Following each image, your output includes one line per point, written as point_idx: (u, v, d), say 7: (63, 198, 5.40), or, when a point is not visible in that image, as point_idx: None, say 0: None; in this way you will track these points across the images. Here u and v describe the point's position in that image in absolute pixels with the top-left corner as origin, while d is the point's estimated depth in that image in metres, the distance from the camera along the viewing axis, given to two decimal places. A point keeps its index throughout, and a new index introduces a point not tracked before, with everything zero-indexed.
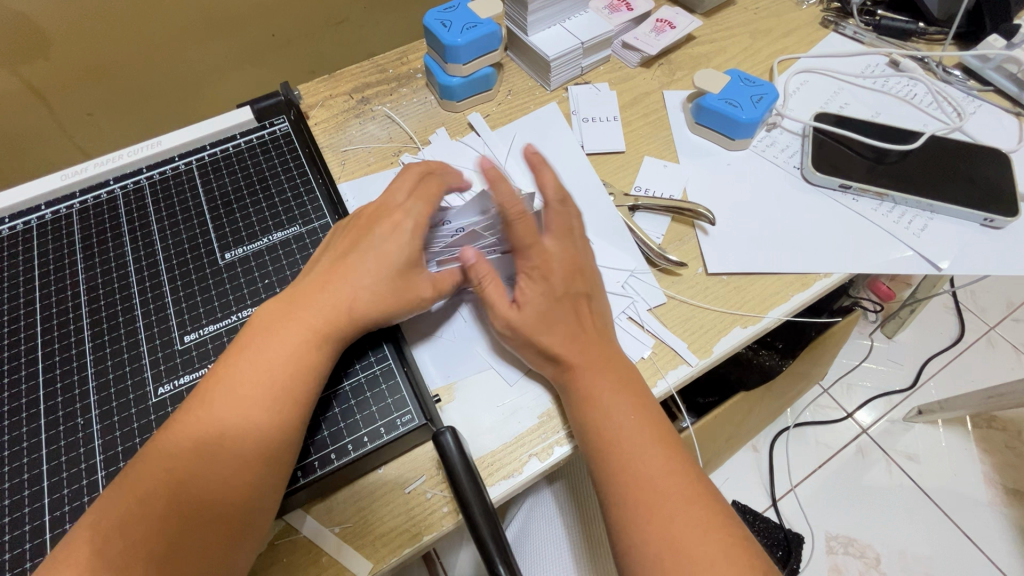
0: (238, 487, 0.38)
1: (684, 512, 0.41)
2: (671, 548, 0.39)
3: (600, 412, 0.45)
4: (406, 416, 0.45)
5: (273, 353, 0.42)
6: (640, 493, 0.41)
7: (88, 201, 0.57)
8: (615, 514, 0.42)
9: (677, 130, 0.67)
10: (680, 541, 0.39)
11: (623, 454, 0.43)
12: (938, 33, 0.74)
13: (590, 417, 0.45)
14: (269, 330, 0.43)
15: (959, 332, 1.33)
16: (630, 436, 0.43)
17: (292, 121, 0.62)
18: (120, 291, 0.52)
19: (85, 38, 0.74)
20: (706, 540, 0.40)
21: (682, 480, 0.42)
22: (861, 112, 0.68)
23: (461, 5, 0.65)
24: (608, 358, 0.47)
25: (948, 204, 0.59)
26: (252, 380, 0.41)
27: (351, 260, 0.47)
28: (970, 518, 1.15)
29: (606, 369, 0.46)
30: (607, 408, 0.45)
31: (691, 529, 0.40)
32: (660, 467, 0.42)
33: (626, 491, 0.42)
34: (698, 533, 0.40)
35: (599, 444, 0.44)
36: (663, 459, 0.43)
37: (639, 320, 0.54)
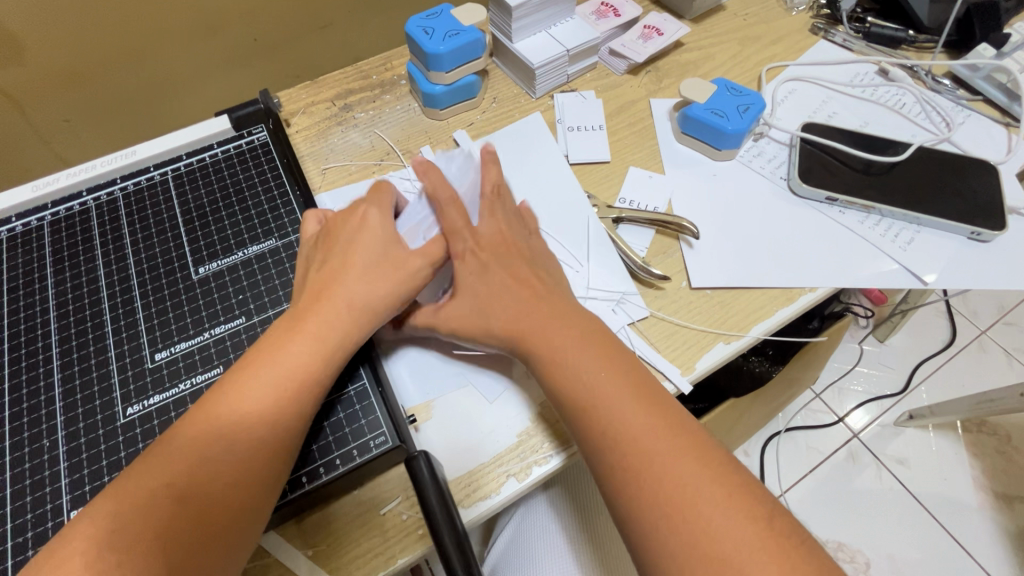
0: (241, 482, 0.38)
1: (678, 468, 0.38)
2: (667, 509, 0.37)
3: (572, 374, 0.43)
4: (379, 438, 0.44)
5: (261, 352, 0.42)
6: (625, 454, 0.39)
7: (60, 213, 0.56)
8: (607, 480, 0.40)
9: (664, 139, 0.66)
10: (677, 501, 0.37)
11: (603, 418, 0.41)
12: (929, 41, 0.73)
13: (562, 381, 0.43)
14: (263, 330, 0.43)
15: (949, 336, 1.33)
16: (608, 399, 0.41)
17: (270, 130, 0.61)
18: (90, 307, 0.51)
19: (61, 43, 0.72)
20: (706, 496, 0.37)
21: (672, 437, 0.39)
22: (849, 122, 0.67)
23: (445, 11, 0.64)
24: (568, 318, 0.46)
25: (935, 217, 0.58)
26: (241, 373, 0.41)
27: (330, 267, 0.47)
28: (958, 522, 1.15)
29: (567, 330, 0.45)
30: (577, 370, 0.43)
31: (687, 484, 0.37)
32: (644, 424, 0.40)
33: (611, 454, 0.40)
34: (695, 488, 0.37)
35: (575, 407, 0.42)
36: (648, 417, 0.40)
37: (631, 345, 0.52)
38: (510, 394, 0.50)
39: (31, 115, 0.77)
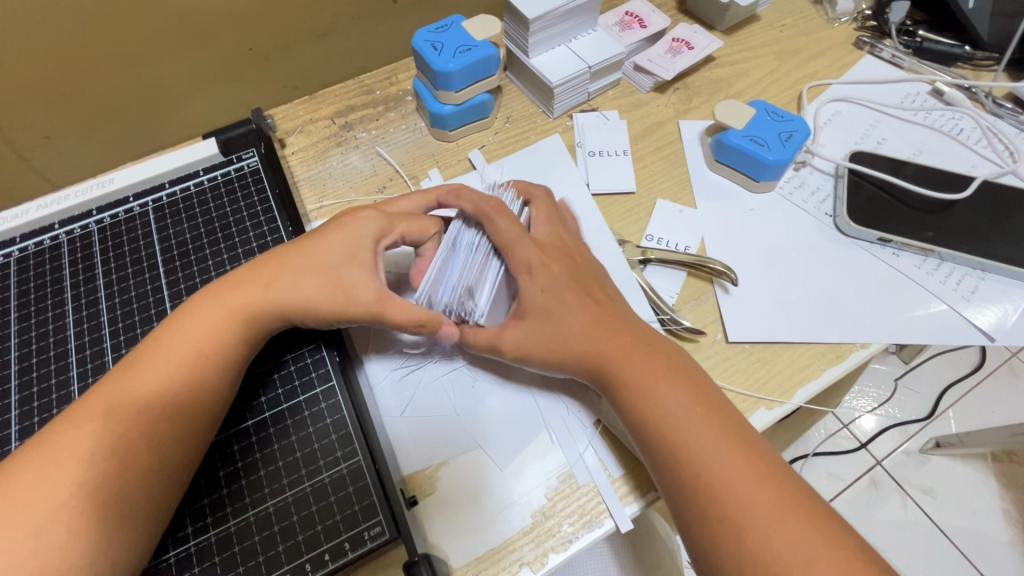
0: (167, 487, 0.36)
1: (780, 514, 0.35)
2: (773, 562, 0.34)
3: (655, 404, 0.40)
4: (375, 528, 0.38)
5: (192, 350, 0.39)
6: (719, 496, 0.36)
7: (28, 249, 0.51)
8: (694, 521, 0.37)
9: (695, 167, 0.60)
10: (782, 552, 0.34)
11: (690, 454, 0.38)
12: (987, 59, 0.66)
13: (644, 411, 0.40)
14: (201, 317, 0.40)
15: (980, 359, 1.26)
16: (694, 434, 0.38)
17: (262, 155, 0.56)
18: (56, 359, 0.46)
19: (41, 55, 0.67)
20: (814, 546, 0.34)
21: (767, 480, 0.37)
22: (899, 149, 0.61)
23: (455, 23, 0.58)
24: (643, 340, 0.43)
25: (1003, 264, 0.52)
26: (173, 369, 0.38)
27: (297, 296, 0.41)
28: (988, 559, 1.09)
29: (646, 357, 0.42)
30: (662, 399, 0.40)
31: (792, 534, 0.34)
32: (737, 463, 0.37)
33: (701, 494, 0.37)
34: (799, 538, 0.34)
35: (657, 440, 0.39)
36: (740, 456, 0.37)
37: None
38: (521, 463, 0.44)
39: (10, 129, 0.72)
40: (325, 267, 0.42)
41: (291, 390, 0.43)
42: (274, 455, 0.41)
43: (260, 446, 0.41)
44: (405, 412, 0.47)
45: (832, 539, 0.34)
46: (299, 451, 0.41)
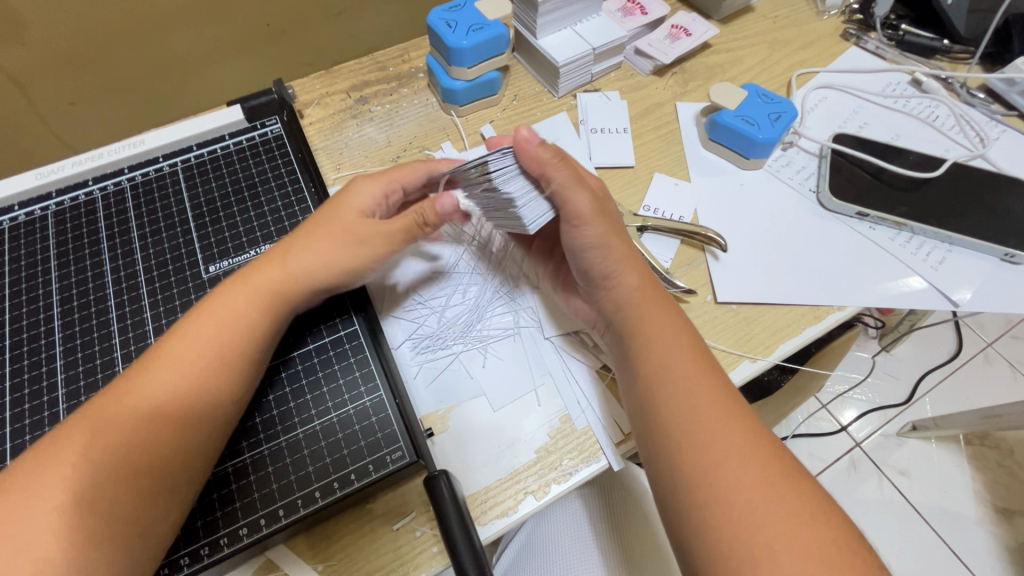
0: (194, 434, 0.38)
1: (746, 474, 0.37)
2: (731, 520, 0.35)
3: (653, 362, 0.42)
4: (396, 453, 0.43)
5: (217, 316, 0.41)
6: (690, 448, 0.38)
7: (65, 203, 0.54)
8: (663, 468, 0.40)
9: (690, 145, 0.64)
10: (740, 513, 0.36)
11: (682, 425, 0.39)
12: (964, 52, 0.71)
13: (644, 367, 0.43)
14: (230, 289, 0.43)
15: (956, 348, 1.32)
16: (696, 413, 0.39)
17: (284, 122, 0.59)
18: (96, 303, 0.49)
19: (70, 27, 0.69)
20: (772, 515, 0.35)
21: (744, 445, 0.38)
22: (879, 133, 0.66)
23: (467, 4, 0.62)
24: (660, 305, 0.45)
25: (968, 237, 0.56)
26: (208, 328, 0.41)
27: (305, 259, 0.44)
28: (956, 534, 1.15)
29: (659, 320, 0.44)
30: (661, 357, 0.42)
31: (751, 493, 0.36)
32: (714, 422, 0.39)
33: (676, 443, 0.39)
34: (758, 497, 0.36)
35: (648, 393, 0.42)
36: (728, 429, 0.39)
37: None
38: (522, 408, 0.48)
39: (32, 95, 0.74)
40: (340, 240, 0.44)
41: (319, 340, 0.47)
42: (303, 389, 0.45)
43: (288, 381, 0.45)
44: (418, 357, 0.51)
45: (791, 508, 0.35)
46: (324, 385, 0.45)
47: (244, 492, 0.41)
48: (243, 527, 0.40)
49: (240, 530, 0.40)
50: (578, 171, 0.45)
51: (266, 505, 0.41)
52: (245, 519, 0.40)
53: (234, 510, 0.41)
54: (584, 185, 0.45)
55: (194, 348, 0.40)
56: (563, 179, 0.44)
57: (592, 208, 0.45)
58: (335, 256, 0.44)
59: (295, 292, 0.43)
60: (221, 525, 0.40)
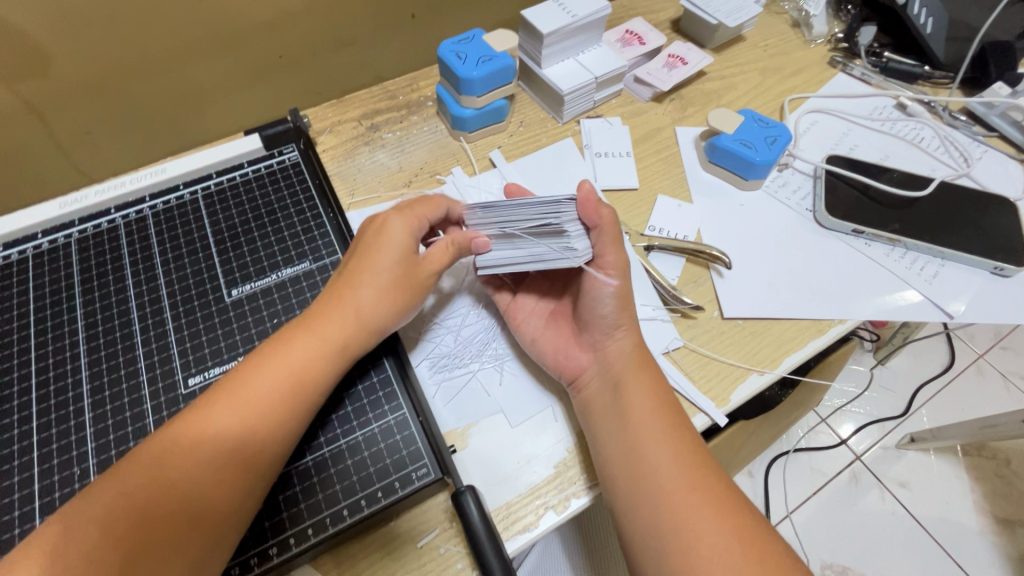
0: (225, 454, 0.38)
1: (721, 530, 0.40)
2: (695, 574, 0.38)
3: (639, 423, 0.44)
4: (422, 470, 0.44)
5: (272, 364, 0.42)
6: (669, 507, 0.41)
7: (88, 230, 0.55)
8: (640, 528, 0.41)
9: (690, 168, 0.67)
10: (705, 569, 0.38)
11: (657, 485, 0.42)
12: (944, 78, 0.75)
13: (631, 428, 0.44)
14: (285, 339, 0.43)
15: (949, 360, 1.35)
16: (667, 474, 0.42)
17: (302, 150, 0.61)
18: (120, 328, 0.50)
19: (88, 59, 0.69)
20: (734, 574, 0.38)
21: (714, 502, 0.41)
22: (870, 154, 0.69)
23: (476, 36, 0.65)
24: (644, 365, 0.48)
25: (959, 252, 0.59)
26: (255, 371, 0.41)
27: (372, 309, 0.45)
28: (959, 546, 1.15)
29: (644, 380, 0.47)
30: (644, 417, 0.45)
31: (724, 551, 0.39)
32: (686, 487, 0.41)
33: (654, 504, 0.41)
34: (721, 556, 0.39)
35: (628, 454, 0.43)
36: (699, 491, 0.41)
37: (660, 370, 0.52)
38: (539, 426, 0.50)
39: (51, 126, 0.74)
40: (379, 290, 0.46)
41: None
42: (327, 409, 0.46)
43: None
44: (436, 377, 0.52)
45: (763, 558, 0.39)
46: (349, 405, 0.46)
47: (273, 511, 0.42)
48: (273, 547, 0.41)
49: (269, 550, 0.41)
50: (619, 231, 0.48)
51: (295, 524, 0.41)
52: (273, 538, 0.41)
53: (263, 530, 0.41)
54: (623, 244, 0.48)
55: (263, 403, 0.40)
56: (603, 236, 0.47)
57: (617, 261, 0.47)
58: (402, 309, 0.47)
59: (353, 345, 0.45)
60: (251, 544, 0.41)
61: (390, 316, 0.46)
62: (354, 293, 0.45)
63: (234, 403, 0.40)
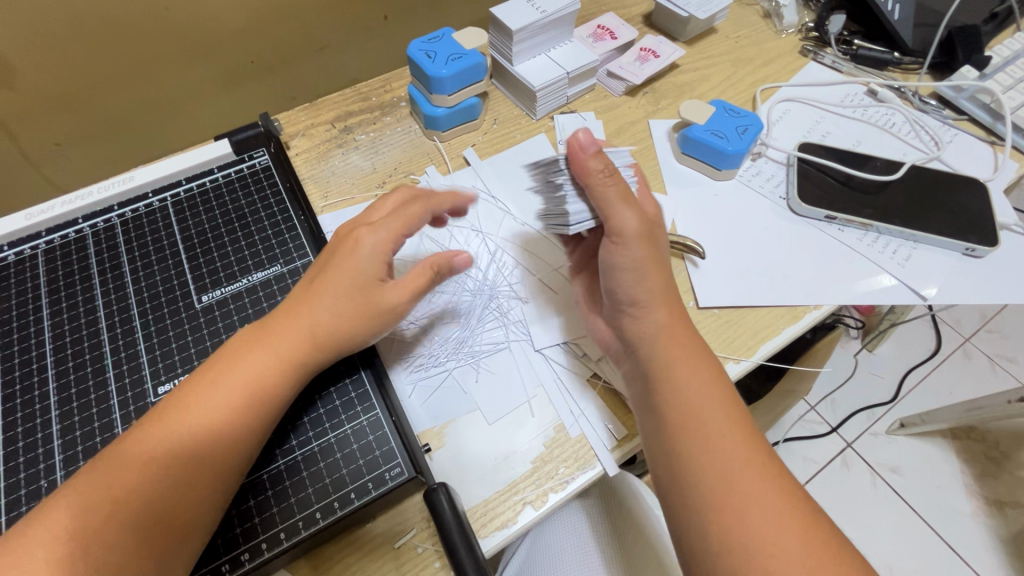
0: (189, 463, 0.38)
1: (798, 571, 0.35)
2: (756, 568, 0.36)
3: (701, 440, 0.40)
4: (395, 470, 0.43)
5: (213, 394, 0.40)
6: (728, 511, 0.37)
7: (55, 241, 0.54)
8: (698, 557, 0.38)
9: (664, 160, 0.67)
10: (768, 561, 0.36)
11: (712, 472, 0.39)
12: (914, 63, 0.76)
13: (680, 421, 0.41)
14: (232, 363, 0.41)
15: (936, 344, 1.36)
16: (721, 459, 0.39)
17: (272, 153, 0.61)
18: (88, 338, 0.49)
19: (55, 69, 0.68)
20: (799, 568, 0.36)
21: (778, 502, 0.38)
22: (842, 141, 0.69)
23: (445, 35, 0.64)
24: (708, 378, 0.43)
25: (930, 234, 0.59)
26: (196, 400, 0.39)
27: (325, 321, 0.43)
28: (952, 529, 1.16)
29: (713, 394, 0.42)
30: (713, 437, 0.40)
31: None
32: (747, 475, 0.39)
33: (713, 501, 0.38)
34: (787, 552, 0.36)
35: (688, 478, 0.39)
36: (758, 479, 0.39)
37: None
38: (515, 423, 0.49)
39: (20, 138, 0.73)
40: (335, 308, 0.44)
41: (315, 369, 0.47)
42: (299, 413, 0.45)
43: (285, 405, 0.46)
44: (412, 376, 0.52)
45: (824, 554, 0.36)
46: (321, 408, 0.46)
47: (245, 516, 0.41)
48: (245, 553, 0.40)
49: (241, 556, 0.40)
50: (626, 189, 0.46)
51: (267, 529, 0.41)
52: (245, 544, 0.40)
53: (234, 537, 0.41)
54: (631, 202, 0.45)
55: (212, 429, 0.39)
56: (609, 194, 0.45)
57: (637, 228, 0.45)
58: (364, 326, 0.44)
59: (313, 361, 0.43)
60: (223, 551, 0.40)
61: (352, 334, 0.44)
62: (317, 305, 0.44)
63: (182, 425, 0.38)
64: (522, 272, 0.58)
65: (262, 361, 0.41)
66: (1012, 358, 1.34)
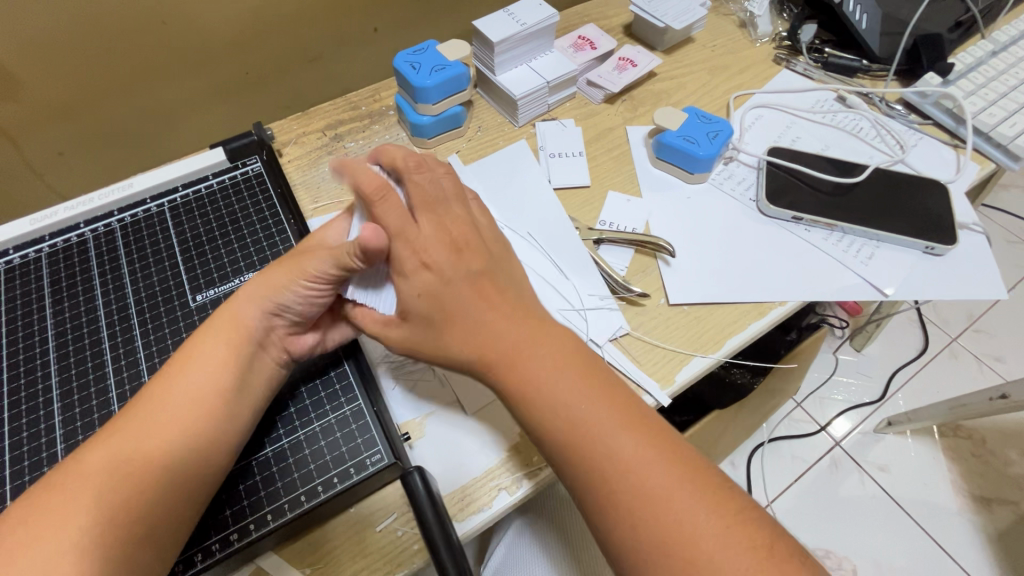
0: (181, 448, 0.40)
1: (710, 538, 0.36)
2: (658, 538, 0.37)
3: (587, 426, 0.40)
4: (375, 456, 0.46)
5: (179, 396, 0.41)
6: (613, 490, 0.38)
7: (58, 244, 0.57)
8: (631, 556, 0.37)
9: (640, 164, 0.70)
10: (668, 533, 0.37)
11: (604, 453, 0.39)
12: (882, 70, 0.79)
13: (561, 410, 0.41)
14: (188, 362, 0.43)
15: (923, 344, 1.38)
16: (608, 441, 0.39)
17: (264, 161, 0.64)
18: (89, 335, 0.52)
19: (58, 81, 0.72)
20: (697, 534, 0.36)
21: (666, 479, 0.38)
22: (811, 145, 0.72)
23: (430, 47, 0.68)
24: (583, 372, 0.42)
25: (891, 234, 0.62)
26: (165, 403, 0.41)
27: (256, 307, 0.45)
28: (938, 525, 1.18)
29: (597, 392, 0.41)
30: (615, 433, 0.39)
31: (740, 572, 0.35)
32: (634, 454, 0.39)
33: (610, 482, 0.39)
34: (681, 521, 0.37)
35: (588, 470, 0.39)
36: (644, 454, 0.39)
37: (603, 349, 0.56)
38: (492, 414, 0.52)
39: (27, 147, 0.76)
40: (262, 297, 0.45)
41: (303, 364, 0.50)
42: (287, 403, 0.48)
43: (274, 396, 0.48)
44: (396, 371, 0.54)
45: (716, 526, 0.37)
46: (308, 399, 0.49)
47: (234, 500, 0.44)
48: (234, 533, 0.43)
49: (230, 536, 0.43)
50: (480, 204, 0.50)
51: (255, 511, 0.44)
52: (234, 525, 0.43)
53: (225, 520, 0.43)
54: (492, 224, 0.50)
55: (177, 423, 0.40)
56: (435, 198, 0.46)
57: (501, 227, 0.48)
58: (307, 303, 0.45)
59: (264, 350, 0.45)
60: (214, 531, 0.43)
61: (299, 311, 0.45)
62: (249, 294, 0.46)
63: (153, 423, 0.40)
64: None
65: (215, 357, 0.43)
66: (998, 357, 1.36)
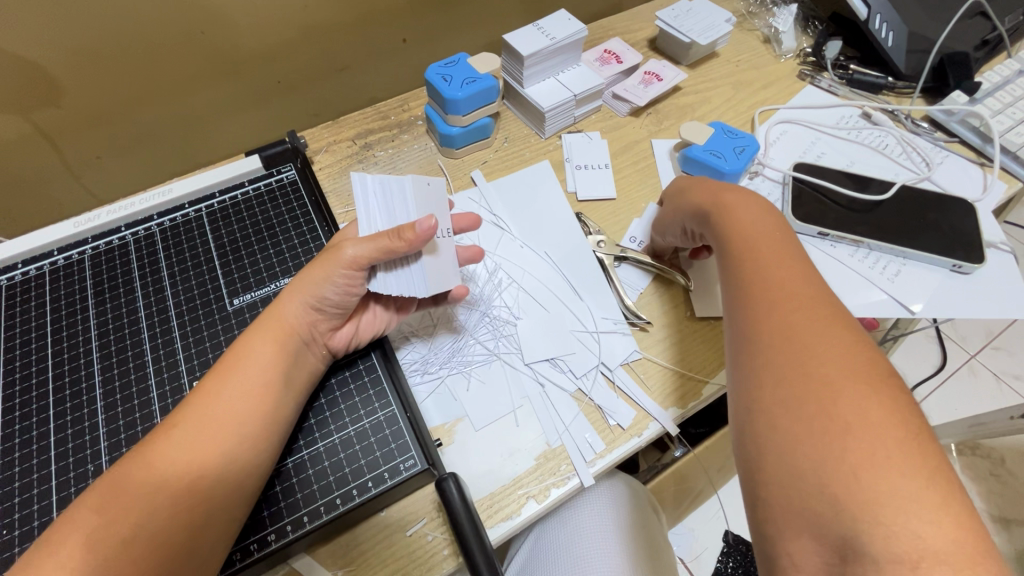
0: None
1: (899, 474, 0.31)
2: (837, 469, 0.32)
3: (783, 347, 0.39)
4: (409, 461, 0.47)
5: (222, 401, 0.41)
6: (815, 411, 0.35)
7: (100, 247, 0.59)
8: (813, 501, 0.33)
9: (665, 177, 0.71)
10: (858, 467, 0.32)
11: (803, 374, 0.37)
12: (907, 87, 0.79)
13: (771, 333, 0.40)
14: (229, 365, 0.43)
15: (941, 360, 1.37)
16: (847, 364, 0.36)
17: (298, 169, 0.65)
18: (130, 335, 0.54)
19: (99, 87, 0.74)
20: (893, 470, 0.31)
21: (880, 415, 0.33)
22: (836, 161, 0.73)
23: (461, 60, 0.69)
24: (835, 321, 0.40)
25: (919, 251, 0.62)
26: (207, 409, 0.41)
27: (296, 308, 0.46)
28: None
29: (803, 326, 0.40)
30: (831, 363, 0.37)
31: (935, 525, 0.29)
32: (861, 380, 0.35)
33: (795, 407, 0.35)
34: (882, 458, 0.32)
35: (760, 395, 0.38)
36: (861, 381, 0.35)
37: (611, 377, 0.56)
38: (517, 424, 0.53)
39: (66, 151, 0.78)
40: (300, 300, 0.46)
41: (337, 369, 0.51)
42: (322, 407, 0.49)
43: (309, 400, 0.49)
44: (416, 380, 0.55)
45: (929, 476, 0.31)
46: (341, 403, 0.50)
47: (272, 501, 0.45)
48: (272, 534, 0.44)
49: (268, 536, 0.44)
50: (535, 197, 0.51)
51: (292, 512, 0.45)
52: (272, 525, 0.44)
53: (262, 520, 0.44)
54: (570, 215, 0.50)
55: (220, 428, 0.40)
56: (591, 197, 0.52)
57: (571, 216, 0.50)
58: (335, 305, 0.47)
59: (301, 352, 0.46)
60: (251, 531, 0.44)
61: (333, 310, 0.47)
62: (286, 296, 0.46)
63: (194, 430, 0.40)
64: (519, 289, 0.62)
65: (254, 358, 0.44)
66: (1019, 375, 1.35)
